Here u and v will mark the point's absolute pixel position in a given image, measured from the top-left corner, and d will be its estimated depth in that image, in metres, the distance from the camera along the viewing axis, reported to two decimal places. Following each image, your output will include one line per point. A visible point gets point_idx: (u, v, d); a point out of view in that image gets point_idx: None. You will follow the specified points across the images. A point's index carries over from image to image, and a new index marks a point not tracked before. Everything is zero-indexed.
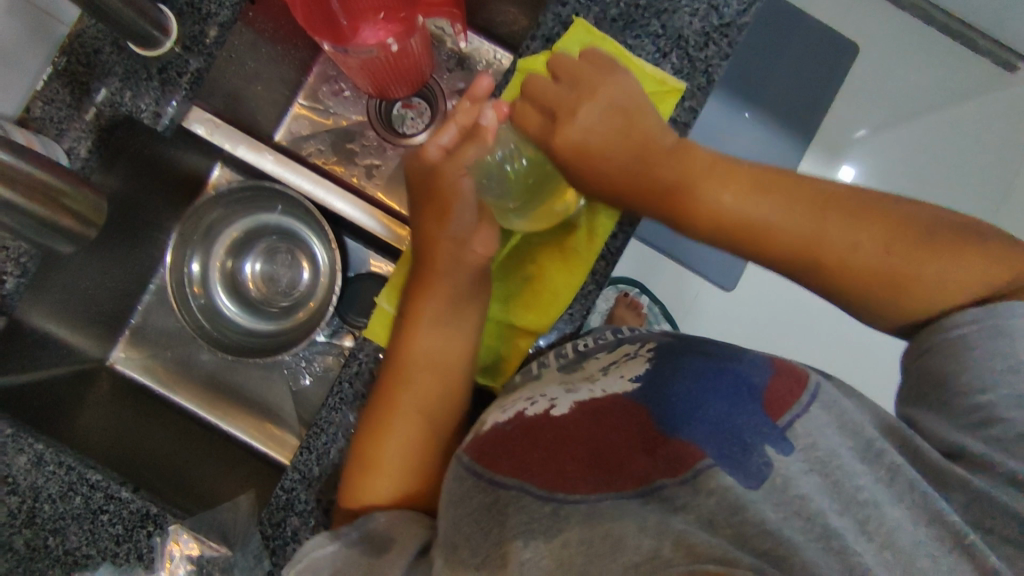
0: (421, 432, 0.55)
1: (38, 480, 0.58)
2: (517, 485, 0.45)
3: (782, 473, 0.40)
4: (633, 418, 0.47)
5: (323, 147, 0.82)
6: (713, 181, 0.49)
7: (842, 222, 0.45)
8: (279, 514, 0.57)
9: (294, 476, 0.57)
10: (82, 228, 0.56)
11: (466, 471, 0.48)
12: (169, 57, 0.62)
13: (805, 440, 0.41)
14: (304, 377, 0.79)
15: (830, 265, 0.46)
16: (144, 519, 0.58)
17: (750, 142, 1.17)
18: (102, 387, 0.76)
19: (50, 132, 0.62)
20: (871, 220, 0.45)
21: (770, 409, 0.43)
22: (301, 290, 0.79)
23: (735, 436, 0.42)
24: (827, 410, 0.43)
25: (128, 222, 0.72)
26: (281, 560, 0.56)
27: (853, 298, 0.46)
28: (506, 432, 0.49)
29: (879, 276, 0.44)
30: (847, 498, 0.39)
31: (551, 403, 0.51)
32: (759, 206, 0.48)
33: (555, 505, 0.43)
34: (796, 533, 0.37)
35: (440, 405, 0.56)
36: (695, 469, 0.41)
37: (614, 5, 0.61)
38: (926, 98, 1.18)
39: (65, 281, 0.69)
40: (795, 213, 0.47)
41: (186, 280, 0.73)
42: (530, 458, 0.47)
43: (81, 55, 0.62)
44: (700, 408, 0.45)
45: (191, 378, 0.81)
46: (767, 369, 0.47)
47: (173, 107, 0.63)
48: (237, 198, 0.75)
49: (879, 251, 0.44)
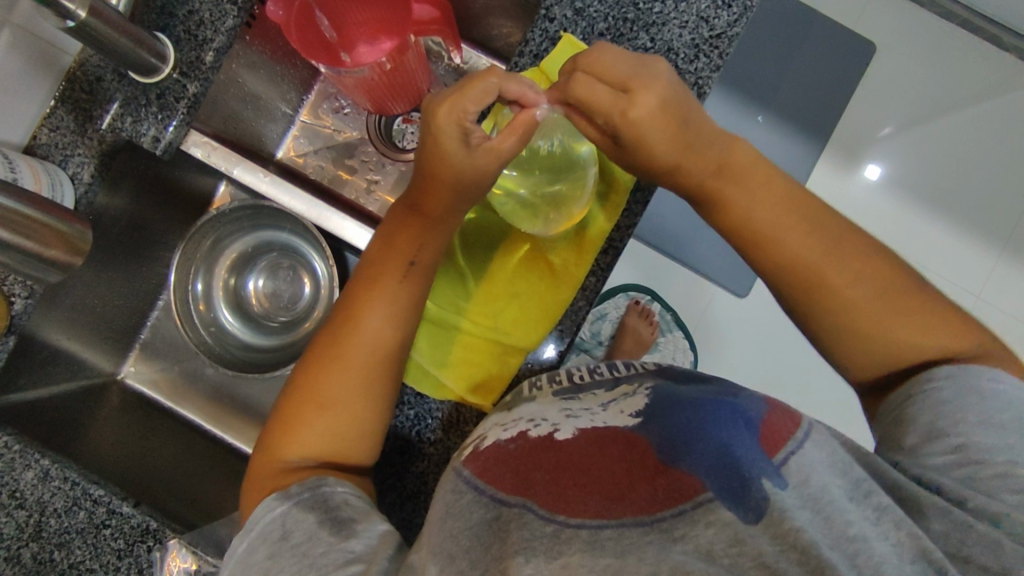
0: (345, 406, 0.52)
1: (44, 495, 0.60)
2: (520, 503, 0.43)
3: (779, 507, 0.38)
4: (633, 450, 0.44)
5: (324, 163, 0.83)
6: (753, 186, 0.51)
7: (858, 280, 0.48)
8: None
9: None
10: (70, 257, 0.58)
11: (466, 485, 0.46)
12: (167, 83, 0.64)
13: (799, 476, 0.40)
14: None
15: (832, 294, 0.48)
16: (144, 534, 0.59)
17: (763, 148, 1.14)
18: (113, 401, 0.78)
19: (55, 158, 0.66)
20: (840, 244, 0.49)
21: (765, 444, 0.42)
22: (303, 304, 0.81)
23: (736, 468, 0.40)
24: (819, 449, 0.41)
25: (135, 241, 0.74)
26: None
27: (846, 325, 0.48)
28: (510, 452, 0.47)
29: (867, 311, 0.47)
30: (837, 534, 0.37)
31: (554, 427, 0.49)
32: (780, 216, 0.50)
33: (556, 526, 0.40)
34: (793, 567, 0.35)
35: (371, 384, 0.52)
36: (695, 500, 0.39)
37: (602, 19, 0.60)
38: (946, 97, 1.15)
39: (74, 299, 0.71)
40: (811, 237, 0.49)
41: (191, 298, 0.75)
42: (533, 478, 0.44)
43: (84, 83, 0.65)
44: (701, 439, 0.42)
45: (198, 389, 0.83)
46: (762, 404, 0.47)
47: (172, 131, 0.65)
48: (237, 217, 0.76)
49: (870, 285, 0.48)
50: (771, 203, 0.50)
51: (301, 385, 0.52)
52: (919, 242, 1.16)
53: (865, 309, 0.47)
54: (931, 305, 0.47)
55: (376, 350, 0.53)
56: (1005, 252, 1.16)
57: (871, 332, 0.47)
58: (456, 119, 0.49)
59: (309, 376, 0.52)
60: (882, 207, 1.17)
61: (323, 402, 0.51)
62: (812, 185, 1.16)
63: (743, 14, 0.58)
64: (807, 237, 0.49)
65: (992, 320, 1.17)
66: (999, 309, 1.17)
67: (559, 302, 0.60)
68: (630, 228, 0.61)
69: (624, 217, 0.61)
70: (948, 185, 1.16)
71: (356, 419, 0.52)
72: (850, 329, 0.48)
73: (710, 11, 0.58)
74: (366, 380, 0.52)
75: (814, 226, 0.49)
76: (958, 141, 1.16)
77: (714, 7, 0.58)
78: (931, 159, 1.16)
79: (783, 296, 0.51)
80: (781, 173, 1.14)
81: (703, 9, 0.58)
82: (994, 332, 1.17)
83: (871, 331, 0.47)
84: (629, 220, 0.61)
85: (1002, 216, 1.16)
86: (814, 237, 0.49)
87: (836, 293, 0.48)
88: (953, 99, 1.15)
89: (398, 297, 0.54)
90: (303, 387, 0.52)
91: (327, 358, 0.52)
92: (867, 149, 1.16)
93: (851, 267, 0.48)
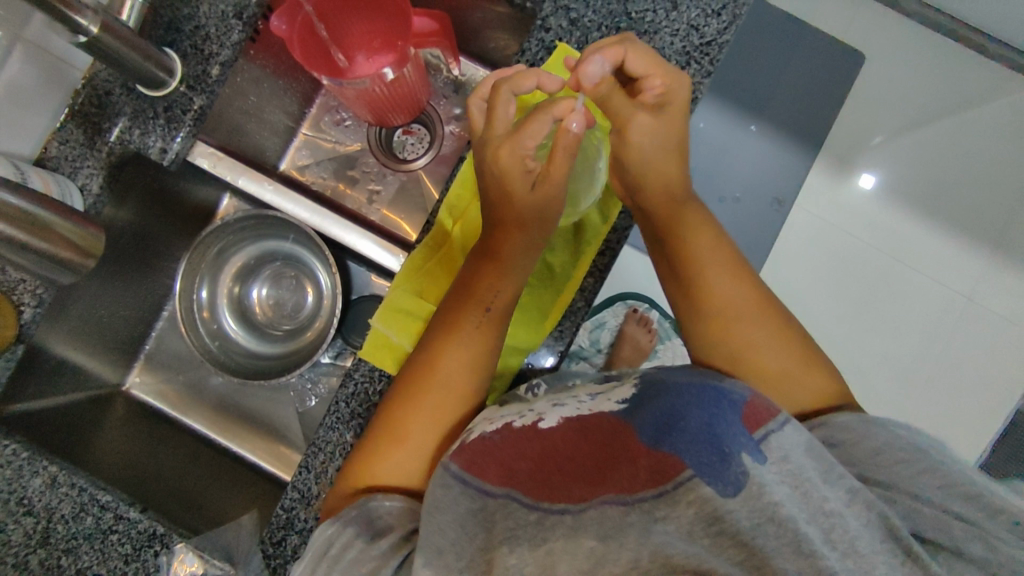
0: (426, 437, 0.54)
1: (52, 501, 0.60)
2: (504, 492, 0.45)
3: (757, 480, 0.39)
4: (617, 437, 0.44)
5: (327, 175, 0.84)
6: (702, 238, 0.60)
7: (773, 342, 0.56)
8: (279, 532, 0.59)
9: (294, 495, 0.59)
10: (81, 259, 0.58)
11: (452, 479, 0.47)
12: (174, 96, 0.65)
13: (778, 453, 0.40)
14: (310, 399, 0.80)
15: (738, 334, 0.56)
16: (151, 538, 0.60)
17: (757, 157, 1.17)
18: (118, 411, 0.79)
19: (65, 170, 0.66)
20: (754, 299, 0.58)
21: (747, 422, 0.42)
22: (306, 313, 0.82)
23: (715, 444, 0.40)
24: (798, 432, 0.42)
25: (139, 252, 0.76)
26: None
27: (744, 362, 0.55)
28: (493, 443, 0.48)
29: (759, 352, 0.55)
30: (815, 509, 0.39)
31: (538, 416, 0.49)
32: (714, 260, 0.59)
33: (540, 513, 0.43)
34: (770, 540, 0.37)
35: (451, 413, 0.55)
36: (676, 480, 0.40)
37: (595, 29, 0.62)
38: (935, 105, 1.17)
39: (81, 310, 0.72)
40: (735, 283, 0.58)
41: (195, 306, 0.76)
42: (517, 468, 0.46)
43: (93, 97, 0.66)
44: (682, 419, 0.42)
45: (201, 397, 0.83)
46: (747, 388, 0.45)
47: (178, 142, 0.66)
48: (241, 228, 0.77)
49: (768, 336, 0.56)
50: (709, 250, 0.60)
51: (382, 421, 0.54)
52: (908, 247, 1.18)
53: (764, 350, 0.55)
54: (828, 370, 0.56)
55: (458, 387, 0.55)
56: (997, 256, 1.18)
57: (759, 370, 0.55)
58: (519, 155, 0.55)
59: (391, 410, 0.54)
60: (874, 212, 1.18)
61: (405, 435, 0.53)
62: (805, 193, 1.19)
63: (733, 21, 0.58)
64: (728, 281, 0.58)
65: (985, 324, 1.18)
66: (992, 313, 1.18)
67: (560, 303, 0.60)
68: (625, 230, 0.62)
69: (620, 219, 0.63)
70: (940, 191, 1.18)
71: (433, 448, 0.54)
72: (746, 365, 0.55)
73: (702, 18, 0.59)
74: (444, 414, 0.55)
75: (740, 279, 0.59)
76: (946, 150, 1.18)
77: (705, 14, 0.59)
78: (922, 165, 1.18)
79: (700, 335, 0.58)
80: (775, 182, 1.17)
81: (694, 16, 0.59)
82: (988, 335, 1.19)
83: (758, 371, 0.55)
84: (624, 222, 0.63)
85: (993, 221, 1.18)
86: (736, 284, 0.58)
87: (741, 335, 0.56)
88: (941, 107, 1.17)
89: (479, 338, 0.56)
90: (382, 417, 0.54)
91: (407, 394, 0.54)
92: (860, 156, 1.18)
93: (761, 320, 0.57)
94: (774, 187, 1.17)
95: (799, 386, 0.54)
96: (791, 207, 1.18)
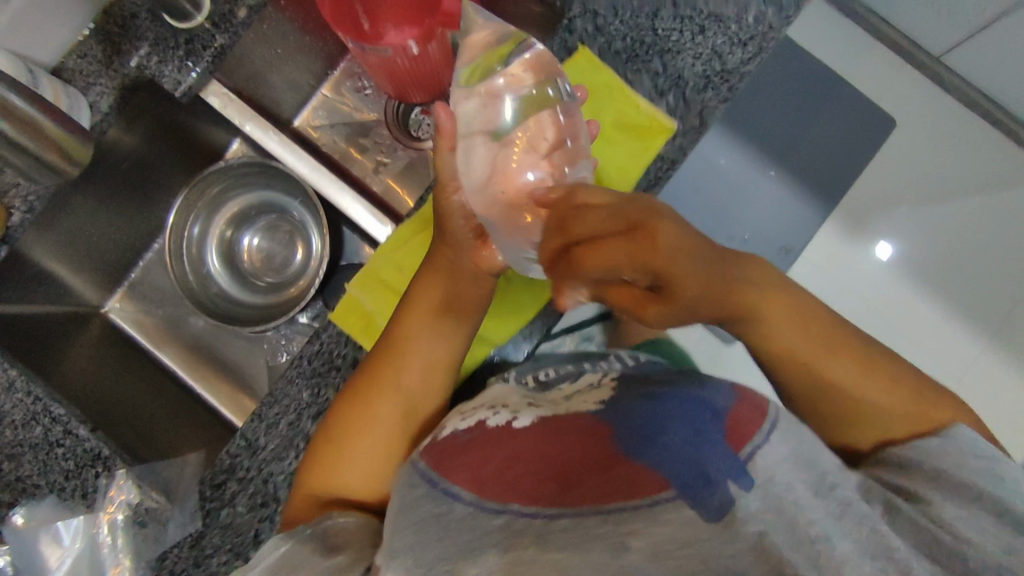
0: (381, 438, 0.56)
1: (4, 404, 0.61)
2: (472, 499, 0.44)
3: (741, 511, 0.38)
4: (592, 439, 0.45)
5: (338, 139, 0.85)
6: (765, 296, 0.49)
7: (844, 360, 0.50)
8: (220, 476, 0.59)
9: (239, 441, 0.59)
10: (64, 165, 0.59)
11: (419, 477, 0.48)
12: (197, 31, 0.66)
13: (764, 474, 0.40)
14: (281, 355, 0.81)
15: (824, 389, 0.50)
16: (95, 459, 0.61)
17: (769, 202, 1.17)
18: (93, 331, 0.79)
19: (77, 84, 0.68)
20: (835, 340, 0.51)
21: (733, 439, 0.42)
22: (292, 269, 0.82)
23: (698, 466, 0.40)
24: (786, 441, 0.43)
25: (140, 178, 0.77)
26: (212, 522, 0.59)
27: (839, 418, 0.50)
28: (460, 441, 0.49)
29: (844, 399, 0.50)
30: (800, 537, 0.37)
31: (512, 415, 0.50)
32: (788, 331, 0.50)
33: (507, 517, 0.42)
34: (741, 561, 0.36)
35: (405, 417, 0.57)
36: (653, 497, 0.39)
37: (620, 38, 0.62)
38: (958, 177, 1.17)
39: (71, 226, 0.73)
40: (807, 331, 0.50)
41: (184, 242, 0.77)
42: (482, 472, 0.45)
43: (118, 18, 0.67)
44: (662, 433, 0.43)
45: (175, 333, 0.84)
46: (730, 395, 0.46)
47: (193, 76, 0.66)
48: (244, 171, 0.78)
49: (856, 376, 0.50)
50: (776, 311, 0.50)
51: (338, 430, 0.56)
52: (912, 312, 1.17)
53: (853, 400, 0.50)
54: (913, 376, 0.51)
55: (408, 391, 0.57)
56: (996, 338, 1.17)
57: (858, 420, 0.50)
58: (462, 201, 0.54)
59: (342, 421, 0.56)
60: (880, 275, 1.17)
61: (360, 443, 0.56)
62: (813, 246, 1.18)
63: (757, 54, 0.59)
64: (799, 330, 0.50)
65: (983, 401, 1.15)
66: (994, 393, 1.16)
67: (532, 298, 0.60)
68: None
69: None
70: (950, 264, 1.17)
71: (391, 446, 0.57)
72: (841, 418, 0.50)
73: (727, 47, 0.59)
74: (399, 413, 0.57)
75: (808, 321, 0.50)
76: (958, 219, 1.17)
77: (730, 44, 0.59)
78: (936, 235, 1.17)
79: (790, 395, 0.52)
80: (785, 229, 1.16)
81: (720, 44, 0.59)
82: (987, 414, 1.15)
83: (854, 424, 0.50)
84: None
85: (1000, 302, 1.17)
86: (801, 329, 0.50)
87: (826, 383, 0.50)
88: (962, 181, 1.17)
89: (423, 349, 0.57)
90: (351, 399, 0.56)
91: (381, 382, 0.56)
92: (874, 218, 1.18)
93: (840, 358, 0.50)
94: (784, 234, 1.16)
95: (894, 423, 0.49)
96: (798, 258, 1.17)
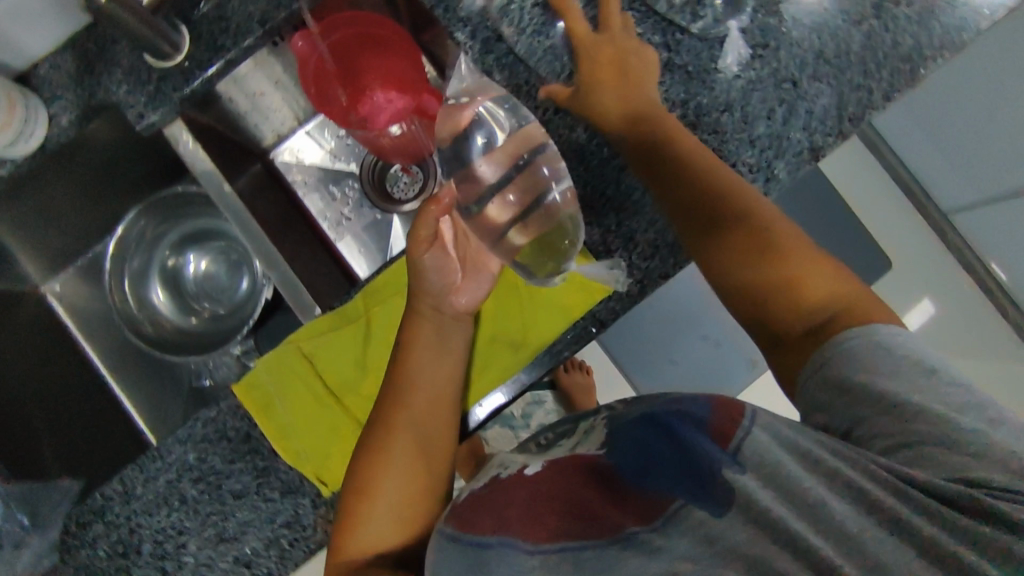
0: (401, 490, 0.57)
1: None
2: (497, 540, 0.44)
3: (747, 494, 0.40)
4: (597, 475, 0.46)
5: (309, 179, 0.83)
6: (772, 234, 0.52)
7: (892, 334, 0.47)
8: (87, 515, 0.65)
9: (137, 471, 0.65)
10: None
11: (446, 535, 0.46)
12: (174, 71, 0.62)
13: (754, 460, 0.42)
14: (205, 377, 0.78)
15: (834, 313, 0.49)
16: None
17: None
18: (26, 312, 0.79)
19: (44, 92, 0.65)
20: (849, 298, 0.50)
21: (720, 439, 0.43)
22: (231, 298, 0.83)
23: (699, 476, 0.42)
24: (767, 433, 0.43)
25: (101, 183, 0.75)
26: (67, 557, 0.64)
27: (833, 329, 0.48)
28: (483, 496, 0.48)
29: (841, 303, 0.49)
30: (803, 522, 0.39)
31: (522, 465, 0.52)
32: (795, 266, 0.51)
33: (541, 557, 0.43)
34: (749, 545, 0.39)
35: (420, 468, 0.57)
36: (665, 515, 0.42)
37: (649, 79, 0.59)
38: None
39: (18, 218, 0.70)
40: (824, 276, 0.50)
41: (125, 272, 0.78)
42: (507, 514, 0.46)
43: (98, 41, 0.64)
44: (656, 459, 0.44)
45: (112, 332, 0.83)
46: (707, 404, 0.46)
47: (158, 115, 0.63)
48: (184, 203, 0.82)
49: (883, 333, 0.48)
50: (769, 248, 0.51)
51: (359, 486, 0.57)
52: None
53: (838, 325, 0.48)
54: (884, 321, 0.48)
55: (427, 444, 0.58)
56: None
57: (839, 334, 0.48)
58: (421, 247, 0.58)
59: (360, 477, 0.57)
60: None
61: (382, 494, 0.56)
62: None
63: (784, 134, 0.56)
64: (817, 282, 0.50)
65: None
66: None
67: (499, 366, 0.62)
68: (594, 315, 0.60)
69: None
70: None
71: (417, 499, 0.57)
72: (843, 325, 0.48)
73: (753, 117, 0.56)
74: (417, 467, 0.57)
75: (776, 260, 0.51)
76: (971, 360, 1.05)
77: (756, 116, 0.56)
78: None
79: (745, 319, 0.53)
80: None
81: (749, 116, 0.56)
82: None
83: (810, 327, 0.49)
84: None
85: None
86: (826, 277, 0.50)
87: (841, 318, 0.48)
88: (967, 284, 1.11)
89: (419, 406, 0.58)
90: (380, 426, 0.57)
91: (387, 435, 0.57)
92: None
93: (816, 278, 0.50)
94: None
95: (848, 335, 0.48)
96: None
